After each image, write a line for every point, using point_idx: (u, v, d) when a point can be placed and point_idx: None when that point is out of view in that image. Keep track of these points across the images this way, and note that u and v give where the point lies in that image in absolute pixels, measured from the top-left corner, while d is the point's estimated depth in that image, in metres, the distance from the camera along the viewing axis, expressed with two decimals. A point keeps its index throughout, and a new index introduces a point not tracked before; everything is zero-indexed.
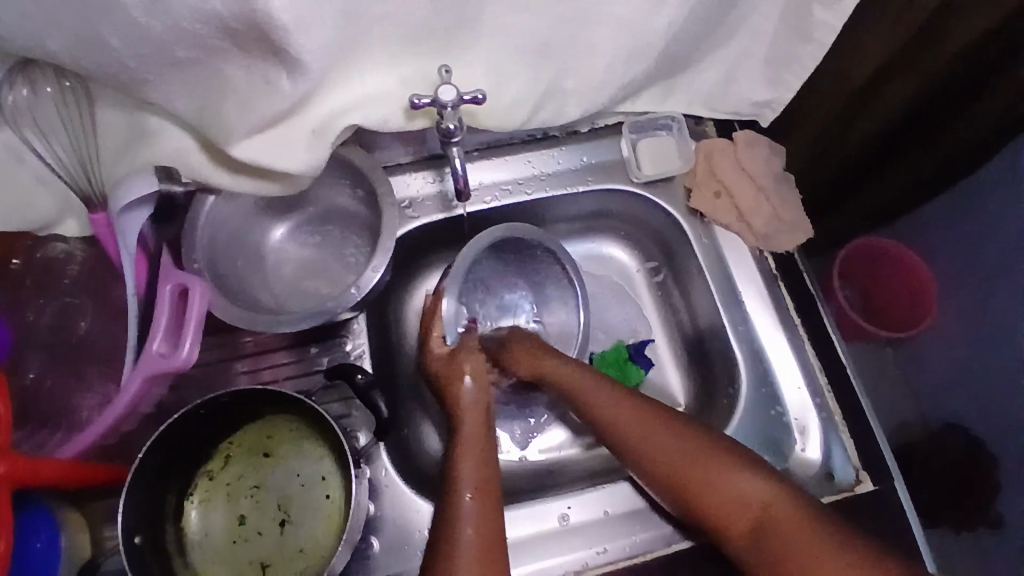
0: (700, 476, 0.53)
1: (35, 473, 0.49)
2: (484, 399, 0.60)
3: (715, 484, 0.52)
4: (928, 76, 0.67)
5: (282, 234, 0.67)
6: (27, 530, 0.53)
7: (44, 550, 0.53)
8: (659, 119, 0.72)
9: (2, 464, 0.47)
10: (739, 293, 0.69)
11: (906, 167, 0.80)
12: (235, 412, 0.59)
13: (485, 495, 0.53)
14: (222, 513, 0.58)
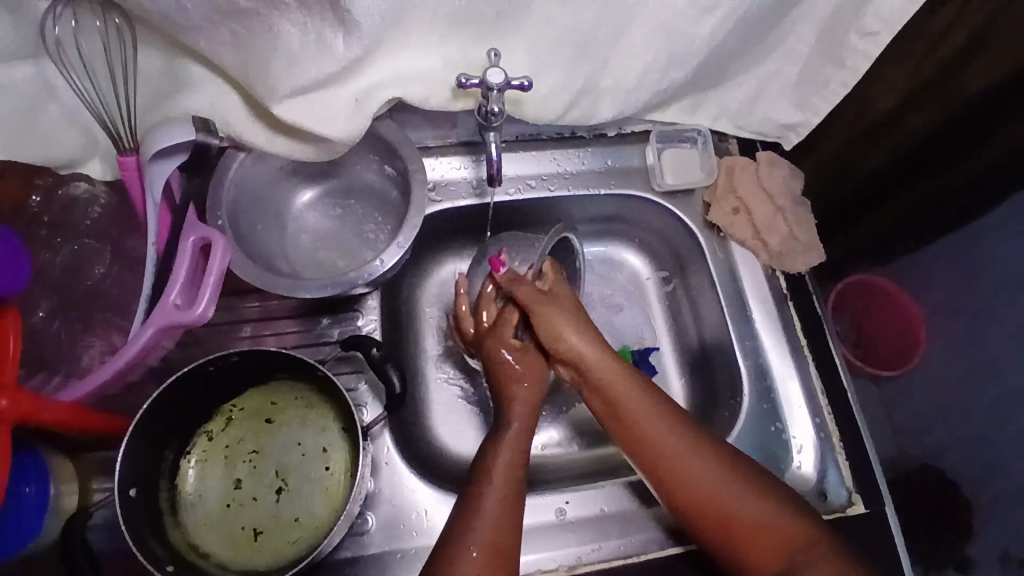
0: (735, 511, 0.54)
1: (36, 413, 0.47)
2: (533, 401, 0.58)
3: (748, 521, 0.54)
4: (947, 109, 0.69)
5: (304, 202, 0.67)
6: (19, 474, 0.51)
7: (33, 497, 0.52)
8: (686, 131, 0.74)
9: (4, 400, 0.46)
10: (748, 308, 0.70)
11: (908, 203, 0.83)
12: (243, 374, 0.58)
13: (506, 497, 0.52)
14: (218, 475, 0.58)
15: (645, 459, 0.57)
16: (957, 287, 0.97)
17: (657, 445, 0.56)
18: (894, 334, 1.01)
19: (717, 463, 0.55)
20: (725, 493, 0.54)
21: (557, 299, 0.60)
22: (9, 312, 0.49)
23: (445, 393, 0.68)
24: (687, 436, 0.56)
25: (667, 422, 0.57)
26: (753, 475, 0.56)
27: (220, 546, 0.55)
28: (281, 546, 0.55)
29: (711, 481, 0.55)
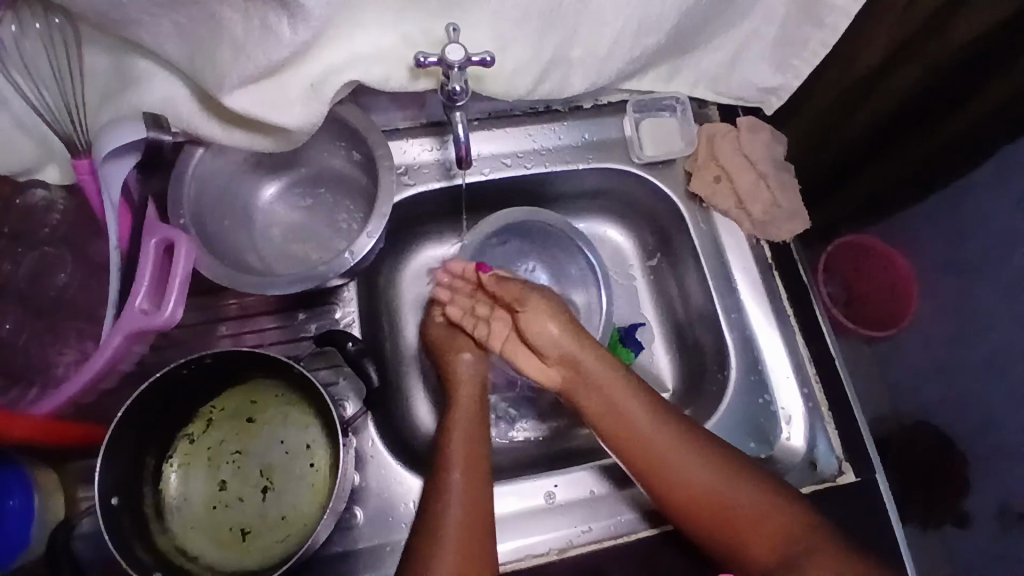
0: (717, 498, 0.54)
1: (6, 428, 0.46)
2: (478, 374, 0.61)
3: (730, 507, 0.54)
4: (932, 67, 0.67)
5: (272, 195, 0.65)
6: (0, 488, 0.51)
7: (18, 509, 0.51)
8: (663, 99, 0.72)
9: None
10: (733, 279, 0.69)
11: (895, 163, 0.82)
12: (220, 374, 0.57)
13: (468, 474, 0.53)
14: (202, 478, 0.57)
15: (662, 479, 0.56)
16: (949, 243, 0.95)
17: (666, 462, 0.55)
18: (886, 295, 1.03)
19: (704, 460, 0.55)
20: (708, 482, 0.54)
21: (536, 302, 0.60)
22: None
23: (426, 380, 0.68)
24: (674, 427, 0.56)
25: (656, 415, 0.57)
26: (729, 455, 0.56)
27: (207, 548, 0.55)
28: (269, 545, 0.55)
29: (693, 471, 0.54)
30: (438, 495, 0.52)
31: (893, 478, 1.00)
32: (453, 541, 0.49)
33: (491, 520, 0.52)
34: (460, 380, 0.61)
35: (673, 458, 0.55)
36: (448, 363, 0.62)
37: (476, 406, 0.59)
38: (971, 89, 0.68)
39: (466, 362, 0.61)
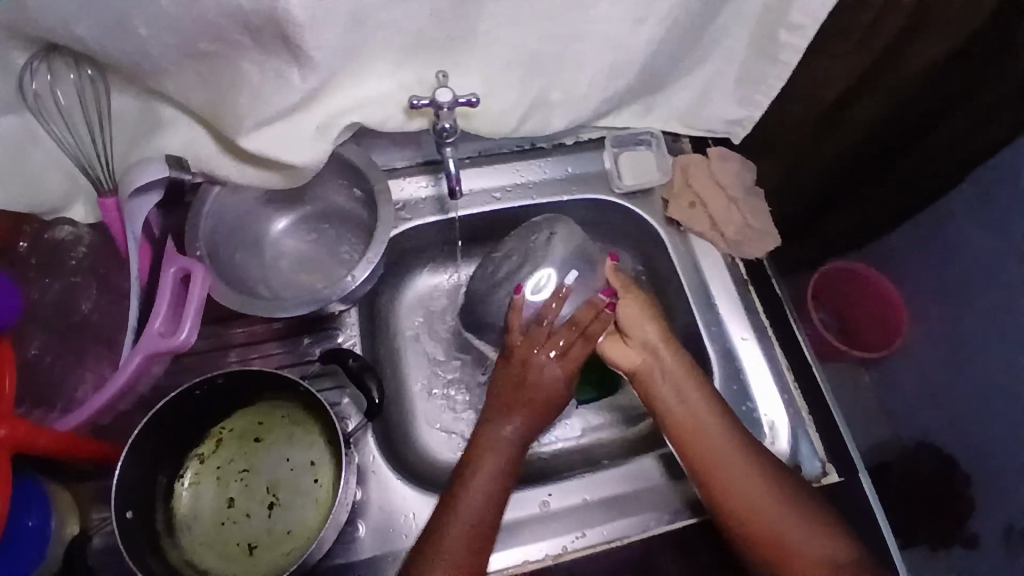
0: (774, 524, 0.57)
1: (33, 440, 0.49)
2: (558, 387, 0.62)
3: (786, 543, 0.57)
4: (895, 94, 0.74)
5: (281, 228, 0.70)
6: (22, 506, 0.53)
7: (35, 529, 0.53)
8: (639, 134, 0.78)
9: (2, 427, 0.48)
10: (712, 295, 0.73)
11: (879, 180, 0.90)
12: (230, 395, 0.60)
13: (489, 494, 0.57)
14: (211, 495, 0.59)
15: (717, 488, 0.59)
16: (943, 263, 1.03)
17: (729, 471, 0.59)
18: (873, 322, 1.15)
19: (760, 481, 0.58)
20: (769, 507, 0.58)
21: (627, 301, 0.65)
22: (4, 350, 0.51)
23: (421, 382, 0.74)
24: (743, 446, 0.59)
25: (724, 426, 0.60)
26: (788, 483, 0.59)
27: (216, 563, 0.57)
28: (277, 558, 0.57)
29: (750, 489, 0.58)
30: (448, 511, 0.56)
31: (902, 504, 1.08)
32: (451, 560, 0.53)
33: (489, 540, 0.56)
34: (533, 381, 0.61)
35: (729, 471, 0.59)
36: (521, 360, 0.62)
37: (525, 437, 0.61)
38: (942, 105, 0.76)
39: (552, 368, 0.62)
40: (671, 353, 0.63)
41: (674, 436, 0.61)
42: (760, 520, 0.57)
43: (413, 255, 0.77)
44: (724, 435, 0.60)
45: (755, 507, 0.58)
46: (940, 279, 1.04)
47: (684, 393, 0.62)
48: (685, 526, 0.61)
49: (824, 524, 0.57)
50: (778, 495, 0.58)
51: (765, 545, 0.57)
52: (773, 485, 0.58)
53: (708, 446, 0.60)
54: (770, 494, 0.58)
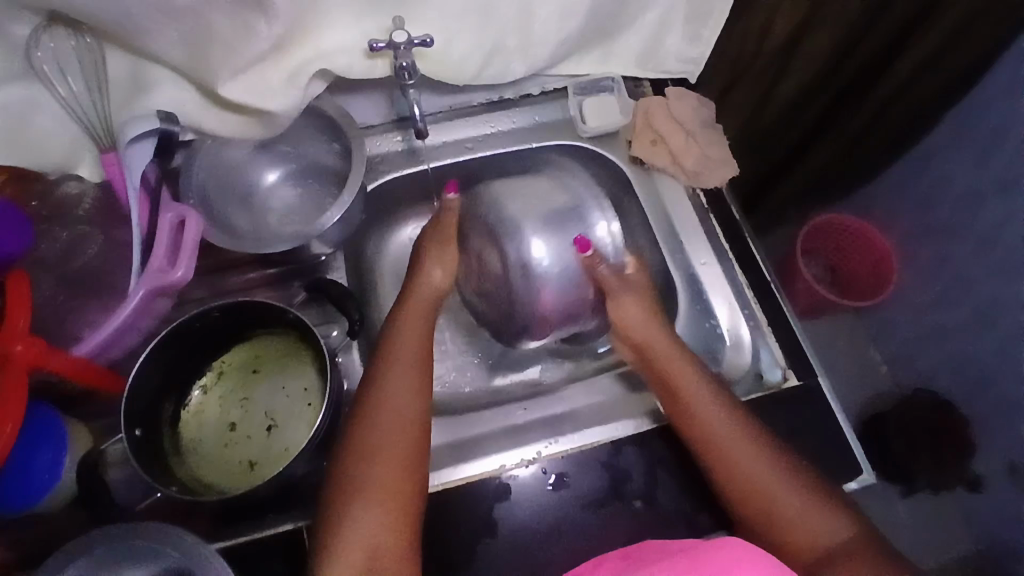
0: (764, 487, 0.60)
1: (46, 359, 0.54)
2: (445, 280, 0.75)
3: (777, 506, 0.60)
4: (846, 24, 0.78)
5: (271, 181, 0.74)
6: (34, 442, 0.58)
7: (49, 462, 0.59)
8: (601, 81, 0.82)
9: (19, 345, 0.54)
10: (674, 224, 0.77)
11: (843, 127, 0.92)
12: (227, 330, 0.66)
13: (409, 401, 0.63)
14: (214, 421, 0.65)
15: (712, 459, 0.61)
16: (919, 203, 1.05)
17: (722, 440, 0.62)
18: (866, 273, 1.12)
19: (756, 453, 0.62)
20: (762, 481, 0.61)
21: (631, 285, 0.74)
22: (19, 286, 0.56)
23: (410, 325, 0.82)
24: (733, 417, 0.63)
25: (718, 399, 0.64)
26: (784, 459, 0.62)
27: (219, 479, 0.62)
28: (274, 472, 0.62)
29: (747, 464, 0.61)
30: (361, 459, 0.59)
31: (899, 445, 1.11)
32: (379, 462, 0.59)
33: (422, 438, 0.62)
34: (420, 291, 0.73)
35: (724, 441, 0.62)
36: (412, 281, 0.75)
37: (417, 370, 0.65)
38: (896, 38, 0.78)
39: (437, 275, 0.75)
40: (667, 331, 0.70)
41: (668, 406, 0.65)
42: (758, 491, 0.60)
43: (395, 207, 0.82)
44: (719, 407, 0.64)
45: (754, 482, 0.61)
46: (918, 216, 1.07)
47: (685, 369, 0.66)
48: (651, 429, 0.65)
49: (824, 500, 0.60)
50: (773, 467, 0.61)
51: (766, 520, 0.60)
52: (762, 456, 0.62)
53: (702, 416, 0.63)
54: (766, 466, 0.61)
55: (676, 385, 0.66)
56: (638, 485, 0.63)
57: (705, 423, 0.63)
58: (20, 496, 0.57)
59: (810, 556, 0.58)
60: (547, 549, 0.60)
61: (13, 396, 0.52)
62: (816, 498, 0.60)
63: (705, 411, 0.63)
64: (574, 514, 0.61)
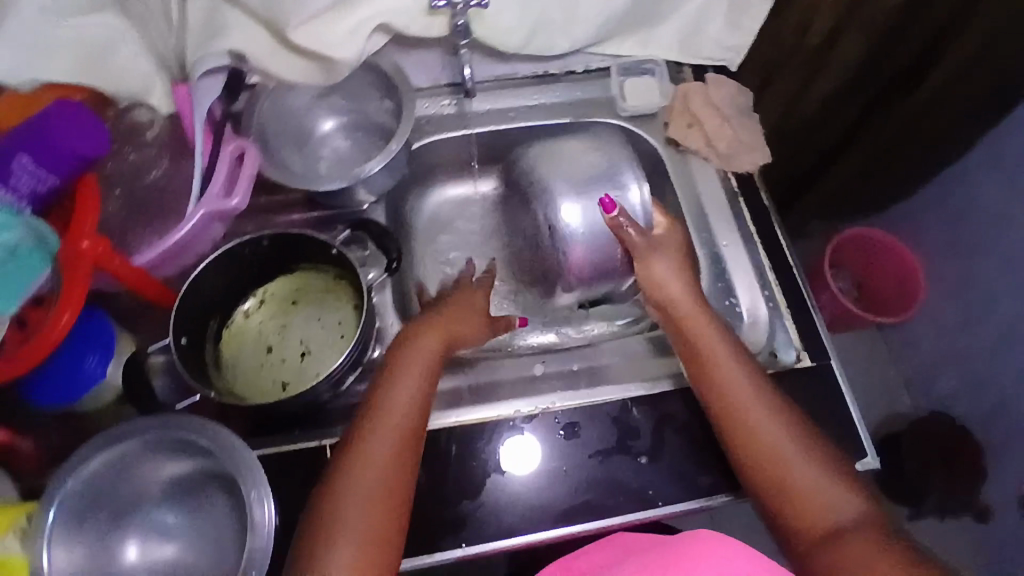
0: (782, 461, 0.59)
1: (109, 259, 0.59)
2: (477, 317, 0.70)
3: (794, 483, 0.58)
4: (876, 34, 0.80)
5: (327, 128, 0.79)
6: (82, 347, 0.62)
7: (94, 366, 0.62)
8: (644, 64, 0.85)
9: (86, 242, 0.58)
10: (704, 205, 0.79)
11: (878, 134, 0.94)
12: (271, 261, 0.70)
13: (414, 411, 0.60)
14: (252, 344, 0.70)
15: (727, 424, 0.61)
16: (956, 218, 1.06)
17: (737, 402, 0.62)
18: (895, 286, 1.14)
19: (775, 420, 0.61)
20: (778, 446, 0.60)
21: (662, 244, 0.71)
22: (90, 188, 0.61)
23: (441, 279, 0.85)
24: (751, 382, 0.63)
25: (737, 364, 0.63)
26: (804, 430, 0.61)
27: (253, 396, 0.67)
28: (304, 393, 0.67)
29: (764, 428, 0.60)
30: (354, 449, 0.57)
31: (913, 465, 1.13)
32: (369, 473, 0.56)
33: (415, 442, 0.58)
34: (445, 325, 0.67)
35: (740, 405, 0.61)
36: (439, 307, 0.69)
37: (428, 380, 0.62)
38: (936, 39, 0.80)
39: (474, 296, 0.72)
40: (694, 290, 0.68)
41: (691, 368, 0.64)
42: (773, 460, 0.59)
43: (435, 168, 0.86)
44: (739, 368, 0.63)
45: (769, 450, 0.60)
46: (952, 231, 1.08)
47: (710, 328, 0.65)
48: (663, 392, 0.67)
49: (843, 479, 0.58)
50: (795, 437, 0.60)
51: (780, 490, 0.59)
52: (786, 430, 0.60)
53: (720, 375, 0.63)
54: (784, 432, 0.60)
55: (694, 343, 0.65)
56: (643, 441, 0.65)
57: (721, 385, 0.62)
58: (61, 395, 0.62)
59: (820, 534, 0.56)
60: (555, 493, 0.63)
61: (72, 290, 0.57)
62: (839, 478, 0.58)
63: (725, 373, 0.63)
64: (580, 462, 0.64)
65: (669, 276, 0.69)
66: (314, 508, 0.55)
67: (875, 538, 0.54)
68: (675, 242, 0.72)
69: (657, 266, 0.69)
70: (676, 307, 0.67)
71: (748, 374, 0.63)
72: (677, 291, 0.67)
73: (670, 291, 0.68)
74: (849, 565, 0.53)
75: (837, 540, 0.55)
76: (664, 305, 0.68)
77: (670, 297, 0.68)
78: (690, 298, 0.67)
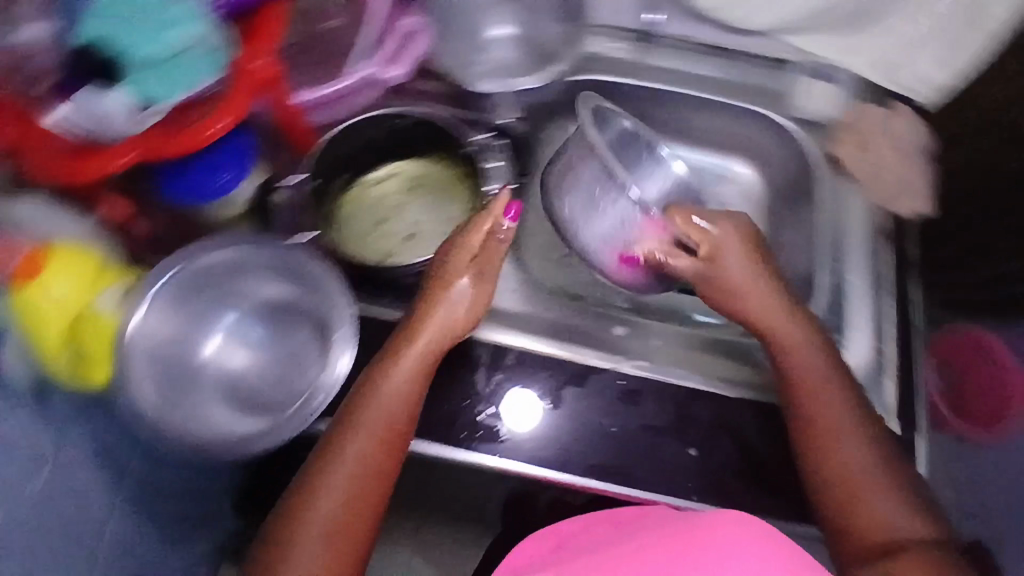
0: (846, 464, 0.57)
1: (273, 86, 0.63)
2: (464, 317, 0.61)
3: (859, 492, 0.56)
4: None
5: (497, 35, 0.78)
6: (220, 159, 0.64)
7: (227, 181, 0.65)
8: (834, 69, 0.77)
9: (260, 62, 0.62)
10: (845, 236, 0.71)
11: None
12: (408, 141, 0.73)
13: (387, 431, 0.57)
14: (366, 213, 0.73)
15: (798, 419, 0.59)
16: None
17: (812, 394, 0.59)
18: None
19: (847, 420, 0.58)
20: (846, 449, 0.57)
21: (727, 230, 0.64)
22: (274, 16, 0.64)
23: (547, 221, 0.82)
24: (828, 375, 0.60)
25: (816, 358, 0.60)
26: (875, 433, 0.58)
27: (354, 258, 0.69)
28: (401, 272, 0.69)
29: (836, 425, 0.58)
30: (328, 457, 0.56)
31: None
32: (323, 532, 0.54)
33: (389, 465, 0.57)
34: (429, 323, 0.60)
35: (812, 401, 0.59)
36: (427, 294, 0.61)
37: (407, 399, 0.58)
38: None
39: (489, 255, 0.63)
40: (768, 279, 0.63)
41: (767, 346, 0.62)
42: (843, 467, 0.57)
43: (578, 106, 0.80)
44: (817, 359, 0.60)
45: (838, 450, 0.57)
46: None
47: (789, 320, 0.62)
48: (736, 397, 0.64)
49: (907, 492, 0.56)
50: (865, 440, 0.57)
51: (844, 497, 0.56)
52: (853, 435, 0.58)
53: (810, 385, 0.59)
54: (852, 429, 0.58)
55: (767, 328, 0.62)
56: (698, 434, 0.63)
57: (801, 374, 0.60)
58: (195, 196, 0.65)
59: (879, 548, 0.53)
60: (589, 453, 0.62)
61: (236, 101, 0.60)
62: (904, 498, 0.55)
63: (802, 364, 0.60)
64: (626, 423, 0.63)
65: (741, 262, 0.63)
66: (285, 502, 0.56)
67: (938, 559, 0.51)
68: (746, 233, 0.65)
69: (727, 255, 0.63)
70: (741, 298, 0.63)
71: (823, 364, 0.60)
72: (756, 282, 0.63)
73: (732, 275, 0.63)
74: None
75: (900, 553, 0.52)
76: (725, 297, 0.64)
77: (732, 283, 0.63)
78: (761, 285, 0.63)
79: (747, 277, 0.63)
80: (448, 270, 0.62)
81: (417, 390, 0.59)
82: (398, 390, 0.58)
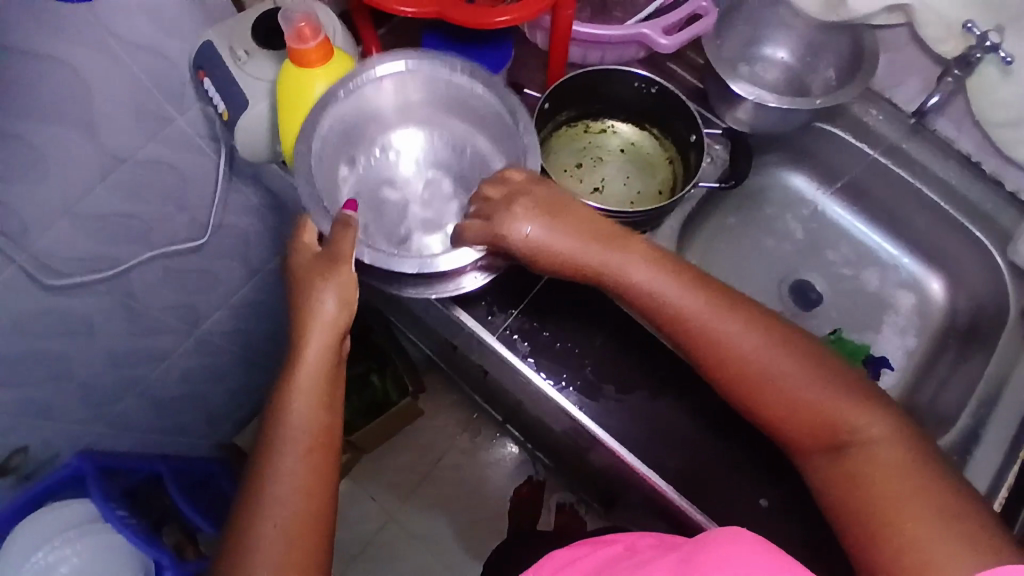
0: (793, 402, 0.53)
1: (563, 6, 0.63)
2: (339, 319, 0.54)
3: (804, 403, 0.53)
4: None
5: (777, 56, 0.79)
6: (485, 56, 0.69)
7: None
8: None
9: None
10: (1002, 390, 0.66)
11: None
12: (640, 109, 0.74)
13: (310, 455, 0.53)
14: (573, 150, 0.76)
15: (726, 381, 0.55)
16: None
17: (732, 354, 0.54)
18: None
19: (763, 341, 0.54)
20: (783, 383, 0.53)
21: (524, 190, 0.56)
22: None
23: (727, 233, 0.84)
24: (717, 304, 0.55)
25: (702, 295, 0.55)
26: (772, 330, 0.55)
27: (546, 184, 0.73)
28: None
29: (762, 379, 0.54)
30: (255, 506, 0.51)
31: None
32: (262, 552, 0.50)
33: (318, 498, 0.53)
34: (314, 324, 0.54)
35: (733, 366, 0.54)
36: (304, 300, 0.54)
37: (317, 421, 0.54)
38: None
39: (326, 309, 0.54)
40: (585, 231, 0.56)
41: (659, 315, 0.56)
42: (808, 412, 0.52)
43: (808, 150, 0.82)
44: (687, 289, 0.55)
45: (772, 384, 0.53)
46: None
47: (632, 256, 0.56)
48: None
49: (864, 394, 0.52)
50: (784, 353, 0.54)
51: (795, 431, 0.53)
52: (772, 352, 0.54)
53: (681, 311, 0.55)
54: (772, 348, 0.54)
55: (657, 299, 0.56)
56: (774, 487, 0.62)
57: (714, 341, 0.55)
58: None
59: (830, 445, 0.52)
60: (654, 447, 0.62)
61: (526, 7, 0.61)
62: (840, 382, 0.53)
63: (702, 318, 0.55)
64: (706, 445, 0.63)
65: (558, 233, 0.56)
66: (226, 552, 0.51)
67: (911, 468, 0.48)
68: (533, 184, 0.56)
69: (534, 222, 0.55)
70: (590, 268, 0.57)
71: (697, 288, 0.56)
72: (580, 240, 0.56)
73: (561, 242, 0.56)
74: (879, 487, 0.49)
75: (848, 447, 0.51)
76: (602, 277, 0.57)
77: (571, 251, 0.56)
78: (575, 223, 0.56)
79: (559, 231, 0.56)
80: (305, 292, 0.54)
81: (321, 412, 0.54)
82: (306, 407, 0.54)
